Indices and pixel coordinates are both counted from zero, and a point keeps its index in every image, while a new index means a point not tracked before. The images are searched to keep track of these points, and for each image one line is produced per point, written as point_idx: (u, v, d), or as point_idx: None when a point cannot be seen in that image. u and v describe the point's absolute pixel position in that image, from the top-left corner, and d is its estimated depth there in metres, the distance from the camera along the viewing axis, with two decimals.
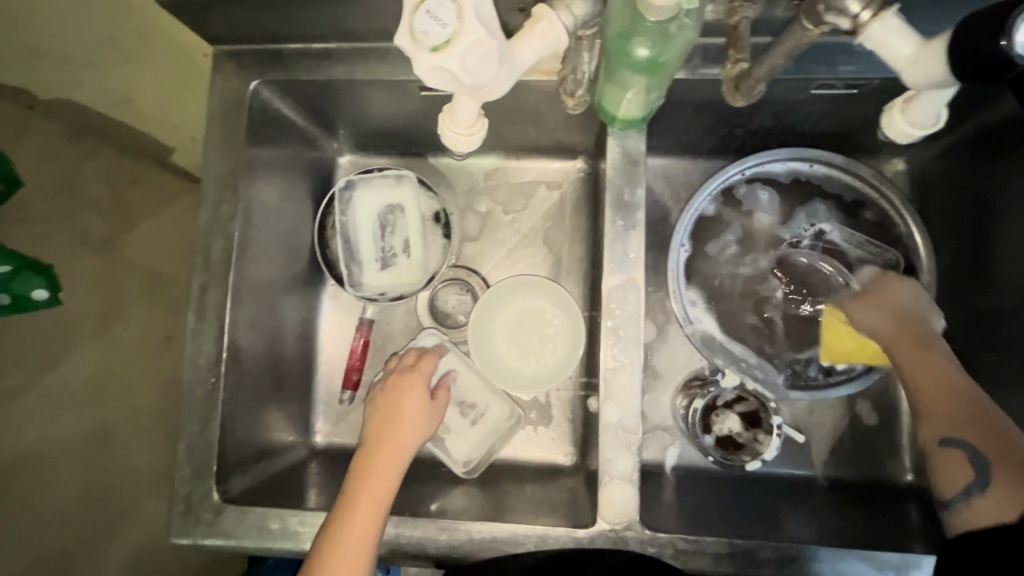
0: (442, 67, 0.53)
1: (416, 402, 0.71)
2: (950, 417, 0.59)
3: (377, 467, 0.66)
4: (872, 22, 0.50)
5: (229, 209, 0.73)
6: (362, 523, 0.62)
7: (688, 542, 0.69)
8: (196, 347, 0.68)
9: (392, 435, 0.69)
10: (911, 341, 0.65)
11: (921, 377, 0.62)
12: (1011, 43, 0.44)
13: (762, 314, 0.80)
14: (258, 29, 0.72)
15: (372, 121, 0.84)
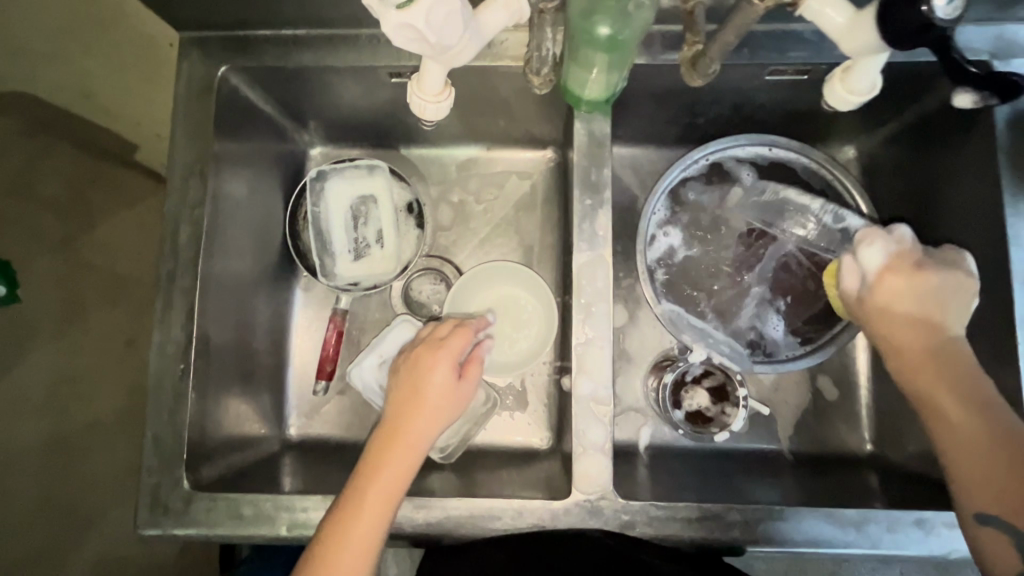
0: (409, 28, 0.44)
1: (442, 385, 0.60)
2: (992, 491, 0.52)
3: (390, 461, 0.58)
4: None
5: (197, 191, 0.69)
6: (370, 525, 0.56)
7: (661, 508, 0.59)
8: (164, 334, 0.67)
9: (410, 421, 0.59)
10: (940, 374, 0.56)
11: (965, 441, 0.54)
12: (932, 8, 0.42)
13: (723, 291, 0.79)
14: (221, 15, 0.67)
15: (341, 112, 0.80)
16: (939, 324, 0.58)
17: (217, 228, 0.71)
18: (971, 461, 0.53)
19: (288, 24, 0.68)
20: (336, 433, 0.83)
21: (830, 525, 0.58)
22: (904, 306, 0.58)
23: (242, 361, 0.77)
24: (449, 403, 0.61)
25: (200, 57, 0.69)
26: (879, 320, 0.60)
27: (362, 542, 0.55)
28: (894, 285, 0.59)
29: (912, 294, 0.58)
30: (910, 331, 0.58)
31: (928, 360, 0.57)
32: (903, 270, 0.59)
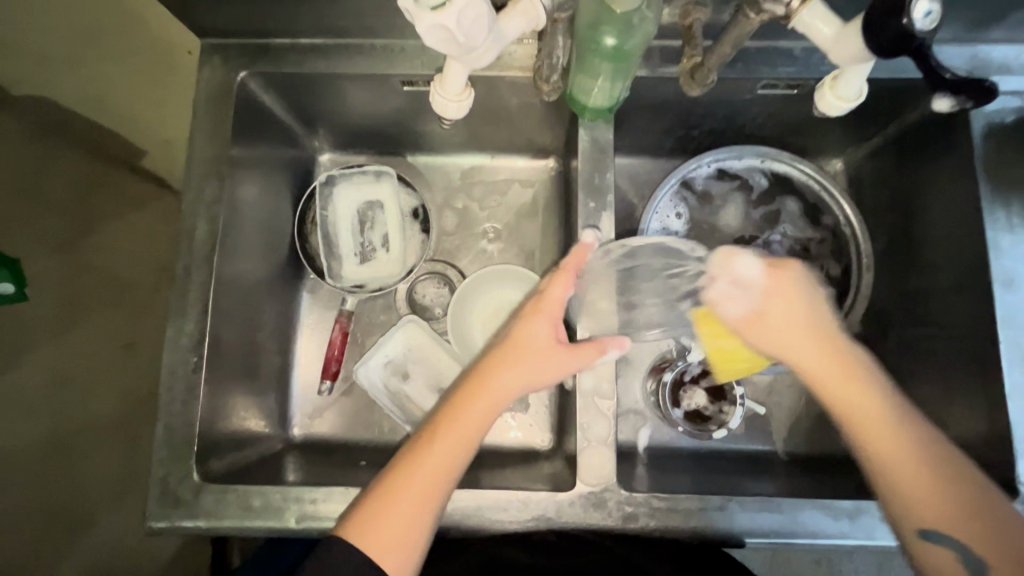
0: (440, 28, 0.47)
1: (542, 339, 0.58)
2: (939, 505, 0.51)
3: (472, 412, 0.57)
4: (801, 8, 0.51)
5: (213, 190, 0.71)
6: (438, 471, 0.55)
7: (663, 499, 0.60)
8: (176, 328, 0.68)
9: (497, 373, 0.57)
10: (867, 394, 0.52)
11: (901, 457, 0.52)
12: (912, 20, 0.45)
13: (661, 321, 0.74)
14: (242, 22, 0.69)
15: (351, 119, 0.83)
16: (838, 331, 0.54)
17: (231, 227, 0.73)
18: (914, 480, 0.52)
19: (306, 34, 0.71)
20: (340, 433, 0.84)
21: (827, 516, 0.59)
22: (801, 316, 0.53)
23: (248, 359, 0.78)
24: (548, 365, 0.58)
25: (220, 62, 0.72)
26: (779, 346, 0.54)
27: (424, 487, 0.55)
28: (781, 302, 0.54)
29: (800, 305, 0.54)
30: (824, 354, 0.53)
31: (847, 376, 0.53)
32: (784, 277, 0.54)
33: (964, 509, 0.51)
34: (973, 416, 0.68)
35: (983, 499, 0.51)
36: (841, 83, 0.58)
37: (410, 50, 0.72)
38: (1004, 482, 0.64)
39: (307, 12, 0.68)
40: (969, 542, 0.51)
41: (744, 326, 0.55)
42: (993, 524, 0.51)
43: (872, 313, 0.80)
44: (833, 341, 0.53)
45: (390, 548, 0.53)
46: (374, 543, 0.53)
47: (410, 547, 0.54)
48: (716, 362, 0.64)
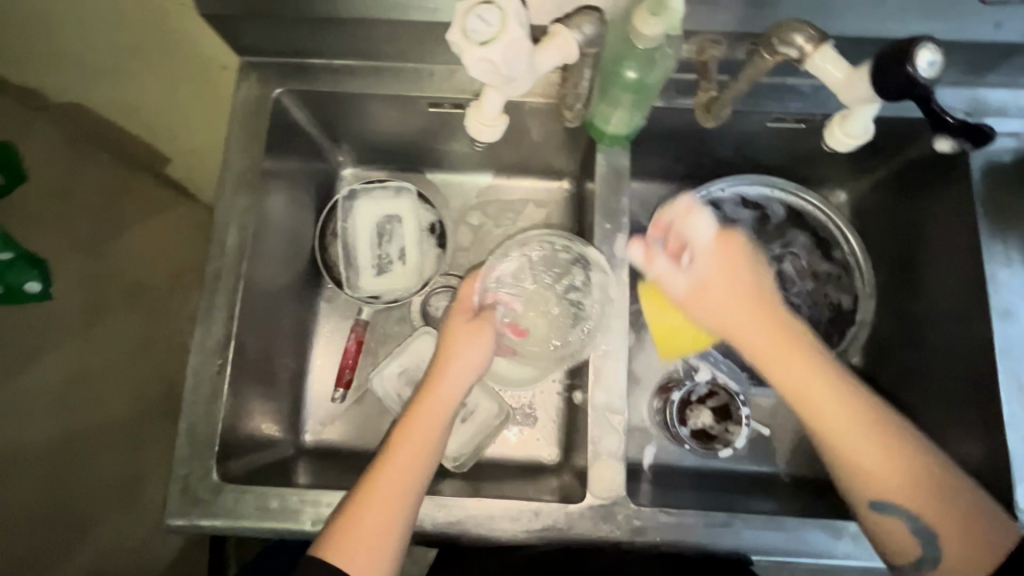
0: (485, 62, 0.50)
1: (467, 329, 0.68)
2: (882, 460, 0.55)
3: (415, 424, 0.63)
4: (814, 52, 0.54)
5: (245, 199, 0.74)
6: (401, 476, 0.60)
7: (670, 514, 0.61)
8: (204, 331, 0.70)
9: (442, 375, 0.65)
10: (804, 352, 0.58)
11: (840, 414, 0.56)
12: (916, 69, 0.48)
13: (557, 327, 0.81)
14: (281, 43, 0.73)
15: (375, 136, 0.87)
16: (776, 300, 0.61)
17: (260, 235, 0.76)
18: (856, 436, 0.56)
19: (341, 55, 0.75)
20: (351, 440, 0.85)
21: (829, 537, 0.61)
22: (737, 288, 0.61)
23: (266, 365, 0.80)
24: (480, 350, 0.67)
25: (258, 80, 0.75)
26: (719, 312, 0.61)
27: (392, 489, 0.59)
28: (721, 270, 0.61)
29: (737, 274, 0.61)
30: (762, 312, 0.60)
31: (786, 342, 0.59)
32: (727, 241, 0.62)
33: (904, 464, 0.55)
34: (971, 442, 0.70)
35: (920, 453, 0.56)
36: (850, 121, 0.61)
37: (439, 75, 0.76)
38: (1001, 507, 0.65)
39: (344, 35, 0.72)
40: (914, 506, 0.55)
41: (689, 296, 0.62)
42: (936, 487, 0.55)
43: (874, 339, 0.83)
44: (769, 309, 0.60)
45: (366, 552, 0.57)
46: (349, 550, 0.57)
47: (384, 552, 0.58)
48: (662, 340, 0.76)
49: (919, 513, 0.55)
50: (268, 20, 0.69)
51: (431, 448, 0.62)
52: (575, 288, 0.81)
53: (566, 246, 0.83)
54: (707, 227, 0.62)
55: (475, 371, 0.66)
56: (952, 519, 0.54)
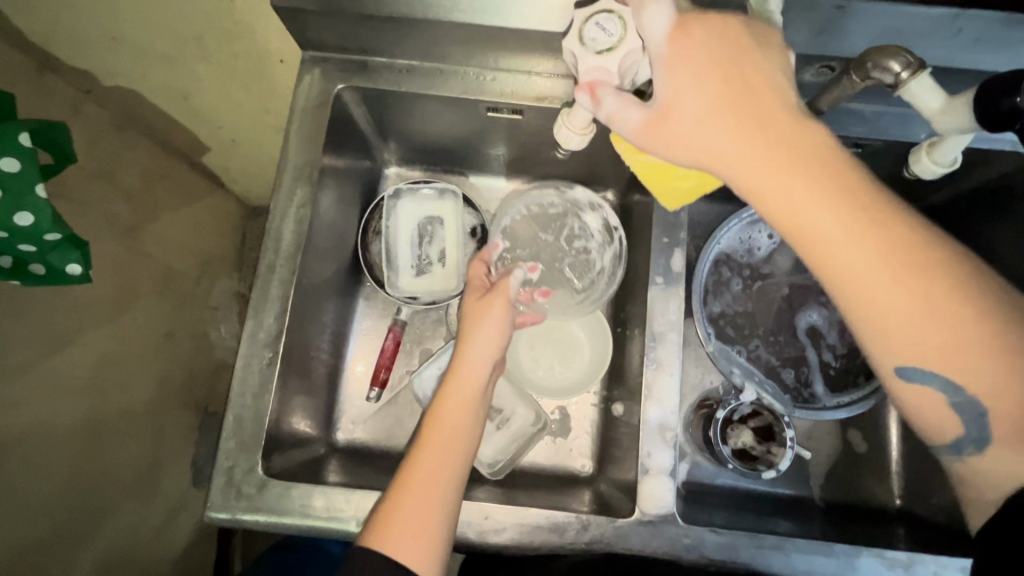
0: (602, 69, 0.53)
1: (477, 308, 0.68)
2: (917, 318, 0.46)
3: (449, 399, 0.64)
4: (911, 81, 0.51)
5: (302, 192, 0.74)
6: (439, 457, 0.60)
7: (720, 535, 0.61)
8: (255, 322, 0.69)
9: (465, 354, 0.66)
10: (810, 180, 0.46)
11: (856, 261, 0.46)
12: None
13: (576, 272, 0.87)
14: (348, 39, 0.73)
15: (425, 136, 0.87)
16: (758, 97, 0.47)
17: (313, 229, 0.75)
18: (878, 288, 0.47)
19: (405, 55, 0.75)
20: (384, 441, 0.85)
21: (881, 566, 0.60)
22: (717, 96, 0.47)
23: (306, 361, 0.79)
24: (497, 324, 0.67)
25: (320, 74, 0.75)
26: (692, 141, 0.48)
27: (433, 470, 0.59)
28: (683, 82, 0.48)
29: (704, 83, 0.47)
30: (753, 127, 0.47)
31: (776, 165, 0.47)
32: (694, 36, 0.48)
33: (947, 323, 0.46)
34: None
35: (975, 305, 0.46)
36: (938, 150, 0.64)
37: (501, 81, 0.76)
38: None
39: (412, 35, 0.72)
40: (954, 372, 0.47)
41: (653, 126, 0.49)
42: (989, 340, 0.46)
43: None
44: (752, 116, 0.47)
45: (416, 540, 0.56)
46: (395, 531, 0.56)
47: (432, 537, 0.56)
48: (654, 184, 0.66)
49: (961, 381, 0.47)
50: (341, 16, 0.69)
51: (467, 427, 0.63)
52: (576, 232, 0.88)
53: (552, 200, 0.88)
54: (664, 18, 0.48)
55: (497, 345, 0.67)
56: (998, 382, 0.46)
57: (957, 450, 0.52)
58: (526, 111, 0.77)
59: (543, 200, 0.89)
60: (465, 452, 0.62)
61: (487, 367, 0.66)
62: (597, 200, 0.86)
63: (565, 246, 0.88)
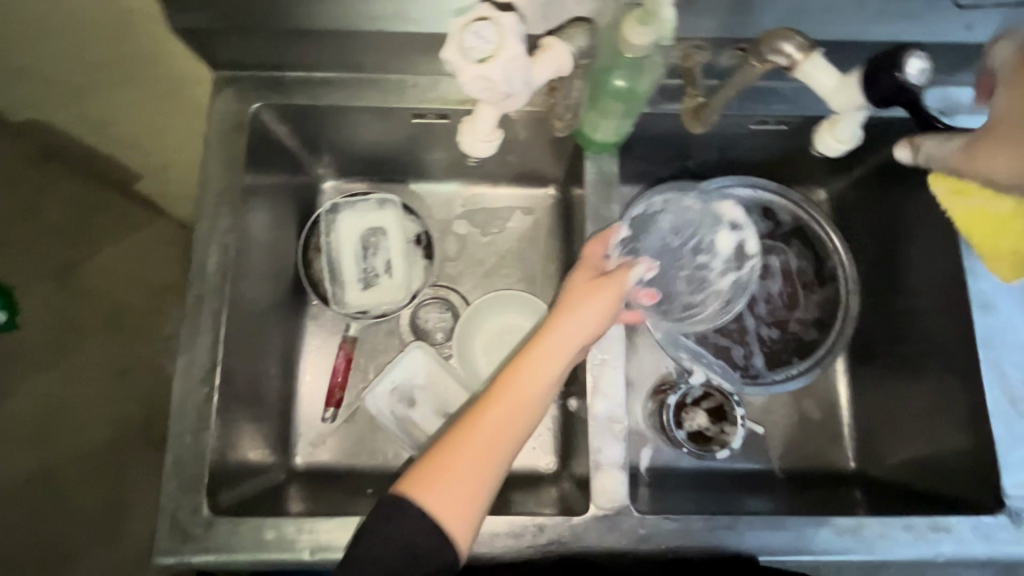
0: (484, 80, 0.51)
1: (588, 285, 0.63)
2: None
3: (527, 370, 0.59)
4: (804, 61, 0.53)
5: (226, 218, 0.71)
6: (497, 424, 0.57)
7: (674, 521, 0.61)
8: (188, 356, 0.67)
9: (556, 326, 0.61)
10: None
11: None
12: (906, 74, 0.50)
13: (689, 285, 0.82)
14: (259, 56, 0.71)
15: (357, 147, 0.85)
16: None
17: (242, 254, 0.73)
18: None
19: (320, 67, 0.73)
20: (345, 460, 0.83)
21: (829, 532, 0.61)
22: None
23: (251, 388, 0.77)
24: (599, 308, 0.62)
25: (234, 94, 0.73)
26: (1015, 148, 0.53)
27: (491, 436, 0.56)
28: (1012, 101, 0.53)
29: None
30: None
31: None
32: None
33: None
34: (960, 442, 0.72)
35: None
36: (837, 127, 0.62)
37: (423, 86, 0.74)
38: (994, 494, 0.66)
39: (324, 43, 0.70)
40: None
41: (967, 150, 0.56)
42: None
43: (858, 334, 0.85)
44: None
45: (455, 505, 0.54)
46: (438, 489, 0.54)
47: (472, 498, 0.55)
48: None
49: None
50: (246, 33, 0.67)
51: (535, 401, 0.59)
52: (702, 247, 0.82)
53: (694, 203, 0.82)
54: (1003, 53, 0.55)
55: (590, 328, 0.62)
56: None
57: None
58: (452, 115, 0.76)
59: (688, 202, 0.82)
60: (525, 426, 0.58)
61: (573, 350, 0.61)
62: (740, 221, 0.83)
63: (692, 259, 0.82)
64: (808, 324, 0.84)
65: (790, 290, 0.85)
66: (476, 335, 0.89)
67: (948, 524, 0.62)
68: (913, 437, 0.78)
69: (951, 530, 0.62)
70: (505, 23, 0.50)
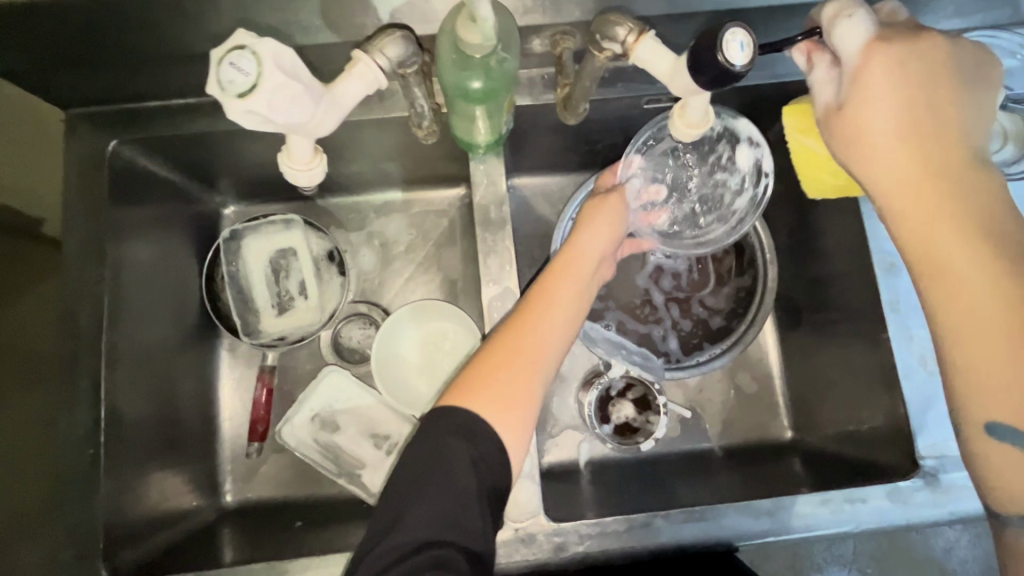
0: (253, 113, 0.48)
1: (597, 202, 0.66)
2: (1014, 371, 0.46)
3: (559, 277, 0.60)
4: (636, 43, 0.54)
5: (97, 269, 0.68)
6: (542, 326, 0.56)
7: (590, 525, 0.61)
8: (70, 418, 0.66)
9: (579, 236, 0.63)
10: (959, 217, 0.48)
11: (979, 312, 0.47)
12: (728, 57, 0.47)
13: (704, 209, 0.77)
14: (108, 90, 0.67)
15: (247, 171, 0.80)
16: (950, 125, 0.49)
17: (120, 303, 0.70)
18: (984, 348, 0.47)
19: (177, 93, 0.69)
20: (277, 492, 0.81)
21: (737, 515, 0.61)
22: (921, 104, 0.49)
23: (159, 435, 0.74)
24: (612, 220, 0.65)
25: (88, 133, 0.68)
26: (875, 127, 0.50)
27: (536, 339, 0.55)
28: (879, 86, 0.49)
29: (906, 85, 0.49)
30: (915, 160, 0.49)
31: (916, 187, 0.49)
32: (885, 51, 0.49)
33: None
34: (879, 406, 0.71)
35: None
36: (687, 111, 0.55)
37: None
38: (908, 457, 0.66)
39: (173, 68, 0.66)
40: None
41: (832, 116, 0.52)
42: None
43: (784, 302, 0.84)
44: (919, 122, 0.49)
45: (507, 410, 0.51)
46: (487, 398, 0.51)
47: (525, 404, 0.52)
48: (796, 163, 0.72)
49: None
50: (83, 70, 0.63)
51: (572, 307, 0.59)
52: (718, 167, 0.74)
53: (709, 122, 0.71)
54: (859, 29, 0.49)
55: (608, 238, 0.65)
56: None
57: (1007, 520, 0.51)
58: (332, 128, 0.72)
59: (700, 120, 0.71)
60: (563, 333, 0.58)
61: (597, 259, 0.63)
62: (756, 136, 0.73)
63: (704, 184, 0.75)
64: (720, 305, 0.82)
65: (703, 269, 0.83)
66: (401, 346, 0.83)
67: (863, 494, 0.62)
68: (840, 403, 0.76)
69: (868, 500, 0.62)
70: (263, 51, 0.47)
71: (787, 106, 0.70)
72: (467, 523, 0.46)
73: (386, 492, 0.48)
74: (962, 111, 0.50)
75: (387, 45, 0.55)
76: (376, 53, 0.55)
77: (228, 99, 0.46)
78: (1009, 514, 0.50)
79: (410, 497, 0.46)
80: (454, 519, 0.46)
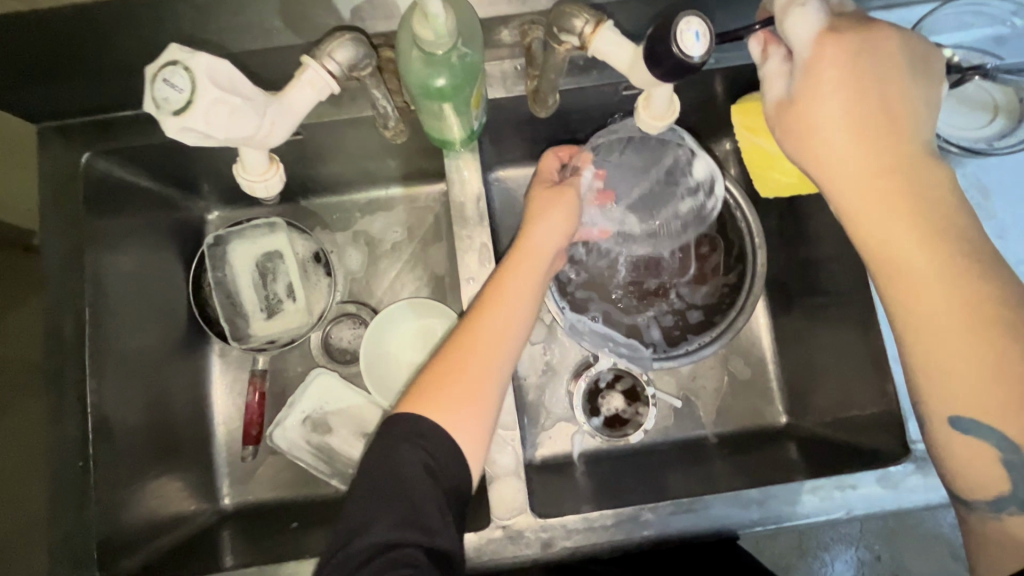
0: (191, 130, 0.48)
1: (549, 194, 0.66)
2: (987, 363, 0.45)
3: (517, 273, 0.59)
4: (594, 34, 0.53)
5: (76, 283, 0.68)
6: (502, 325, 0.56)
7: (578, 520, 0.61)
8: (58, 430, 0.67)
9: (532, 227, 0.64)
10: (911, 209, 0.47)
11: (935, 307, 0.46)
12: (683, 49, 0.47)
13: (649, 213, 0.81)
14: (79, 101, 0.67)
15: (228, 176, 0.80)
16: (901, 120, 0.48)
17: (102, 316, 0.70)
18: (947, 344, 0.46)
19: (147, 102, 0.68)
20: (275, 493, 0.82)
21: (724, 505, 0.61)
22: (872, 96, 0.47)
23: (152, 443, 0.75)
24: (568, 210, 0.65)
25: (62, 145, 0.68)
26: (824, 122, 0.48)
27: (497, 338, 0.55)
28: (828, 79, 0.47)
29: (855, 76, 0.47)
30: (868, 151, 0.47)
31: (868, 179, 0.47)
32: (835, 42, 0.47)
33: (992, 364, 0.45)
34: (871, 390, 0.70)
35: (996, 293, 0.45)
36: (650, 103, 0.56)
37: None
38: (899, 442, 0.65)
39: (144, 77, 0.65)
40: (1010, 426, 0.46)
41: (781, 111, 0.50)
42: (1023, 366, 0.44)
43: (776, 287, 0.82)
44: (871, 115, 0.47)
45: (469, 412, 0.51)
46: (451, 403, 0.51)
47: (486, 406, 0.52)
48: (749, 160, 0.73)
49: (1017, 435, 0.46)
50: None
51: (529, 305, 0.59)
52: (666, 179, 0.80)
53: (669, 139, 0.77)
54: (809, 22, 0.48)
55: (562, 231, 0.65)
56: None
57: (996, 510, 0.50)
58: (306, 130, 0.71)
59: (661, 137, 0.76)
60: (521, 332, 0.58)
61: (552, 252, 0.63)
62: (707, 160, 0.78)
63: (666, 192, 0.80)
64: (704, 297, 0.81)
65: (687, 259, 0.82)
66: (388, 345, 0.82)
67: (854, 481, 0.62)
68: (833, 387, 0.75)
69: (858, 486, 0.62)
70: (195, 66, 0.47)
71: (735, 105, 0.70)
72: (428, 522, 0.46)
73: (353, 493, 0.48)
74: (913, 104, 0.48)
75: (336, 49, 0.54)
76: (325, 58, 0.54)
77: (163, 118, 0.47)
78: (997, 503, 0.49)
79: (373, 497, 0.47)
80: (416, 517, 0.46)
